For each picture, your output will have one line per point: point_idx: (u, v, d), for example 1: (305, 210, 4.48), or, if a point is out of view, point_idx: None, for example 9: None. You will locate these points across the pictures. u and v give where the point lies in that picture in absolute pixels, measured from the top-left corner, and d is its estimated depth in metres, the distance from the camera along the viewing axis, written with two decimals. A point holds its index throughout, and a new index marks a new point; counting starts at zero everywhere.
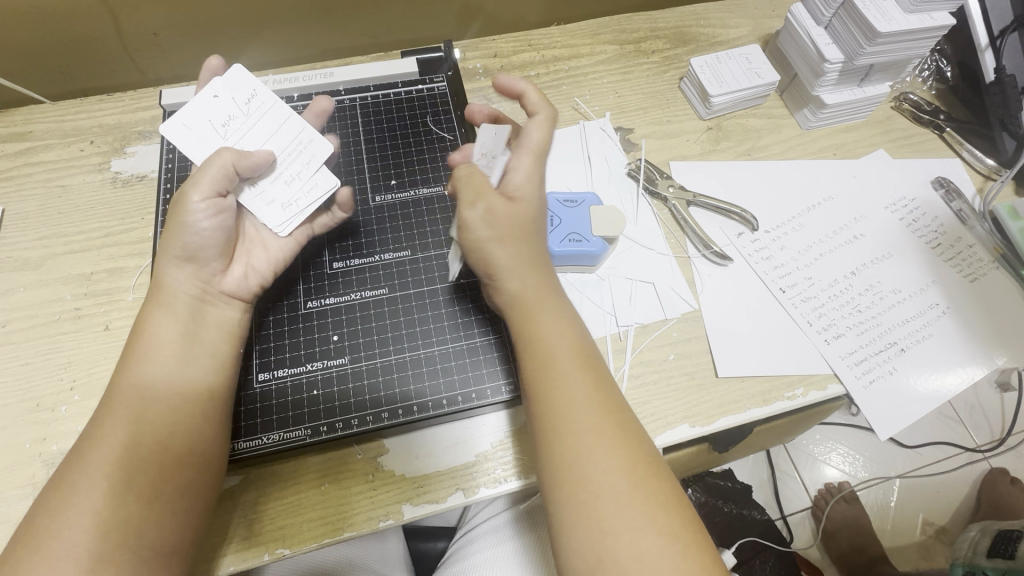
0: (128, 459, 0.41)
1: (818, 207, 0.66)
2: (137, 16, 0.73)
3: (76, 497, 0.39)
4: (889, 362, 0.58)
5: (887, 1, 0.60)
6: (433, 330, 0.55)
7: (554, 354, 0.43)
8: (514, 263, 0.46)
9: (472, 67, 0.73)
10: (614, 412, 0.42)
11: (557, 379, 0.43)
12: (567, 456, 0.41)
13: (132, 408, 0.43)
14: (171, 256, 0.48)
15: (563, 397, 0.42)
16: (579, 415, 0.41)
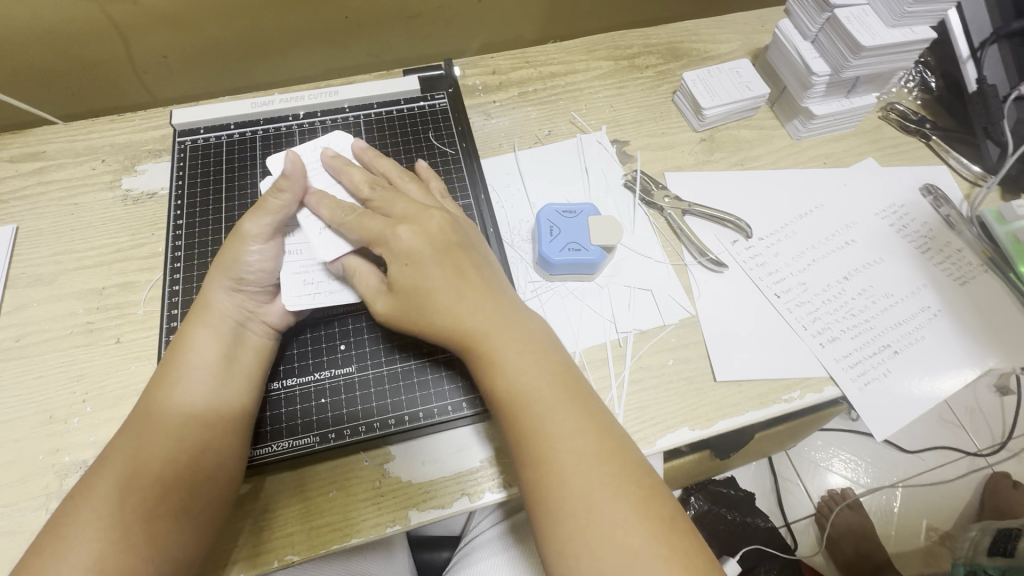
0: (162, 471, 0.43)
1: (811, 214, 0.68)
2: (146, 37, 0.75)
3: (108, 506, 0.41)
4: (883, 364, 0.59)
5: (870, 17, 0.62)
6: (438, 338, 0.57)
7: (518, 382, 0.45)
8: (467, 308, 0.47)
9: (471, 84, 0.76)
10: (593, 422, 0.44)
11: (539, 416, 0.43)
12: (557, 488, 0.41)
13: (169, 423, 0.45)
14: (225, 281, 0.51)
15: (542, 428, 0.43)
16: (556, 432, 0.43)
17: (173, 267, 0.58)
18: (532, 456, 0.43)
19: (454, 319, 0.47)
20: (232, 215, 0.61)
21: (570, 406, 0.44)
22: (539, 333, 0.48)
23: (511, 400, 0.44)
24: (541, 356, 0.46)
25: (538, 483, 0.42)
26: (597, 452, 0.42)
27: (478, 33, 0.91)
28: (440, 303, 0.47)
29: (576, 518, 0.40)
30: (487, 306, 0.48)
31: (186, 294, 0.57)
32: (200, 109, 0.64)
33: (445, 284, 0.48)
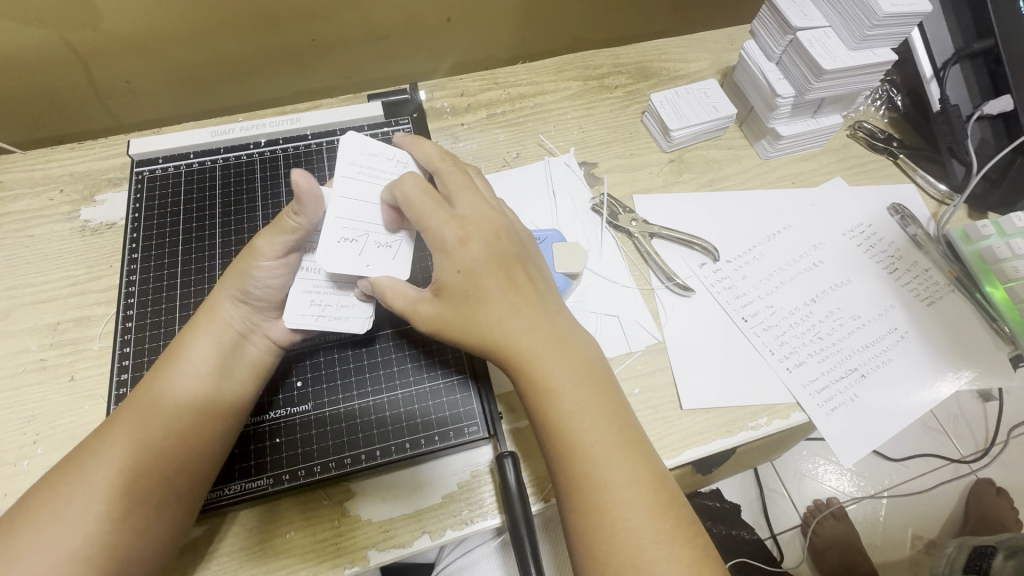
0: (137, 479, 0.43)
1: (778, 235, 0.68)
2: (108, 62, 0.74)
3: (78, 504, 0.41)
4: (850, 388, 0.59)
5: (833, 40, 0.62)
6: (397, 372, 0.55)
7: (572, 418, 0.43)
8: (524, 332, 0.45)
9: (439, 106, 0.75)
10: (642, 467, 0.42)
11: (592, 459, 0.42)
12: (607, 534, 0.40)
13: (157, 429, 0.45)
14: (234, 291, 0.49)
15: (592, 470, 0.42)
16: (608, 475, 0.41)
17: (127, 303, 0.57)
18: (582, 498, 0.41)
19: (508, 344, 0.45)
20: (190, 248, 0.60)
21: (617, 446, 0.43)
22: (591, 362, 0.46)
23: (567, 439, 0.43)
24: (594, 389, 0.45)
25: (584, 527, 0.41)
26: (643, 496, 0.41)
27: (450, 52, 0.91)
28: (499, 326, 0.45)
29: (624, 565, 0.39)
30: (542, 333, 0.46)
31: (139, 331, 0.56)
32: (157, 138, 0.63)
33: (500, 302, 0.46)
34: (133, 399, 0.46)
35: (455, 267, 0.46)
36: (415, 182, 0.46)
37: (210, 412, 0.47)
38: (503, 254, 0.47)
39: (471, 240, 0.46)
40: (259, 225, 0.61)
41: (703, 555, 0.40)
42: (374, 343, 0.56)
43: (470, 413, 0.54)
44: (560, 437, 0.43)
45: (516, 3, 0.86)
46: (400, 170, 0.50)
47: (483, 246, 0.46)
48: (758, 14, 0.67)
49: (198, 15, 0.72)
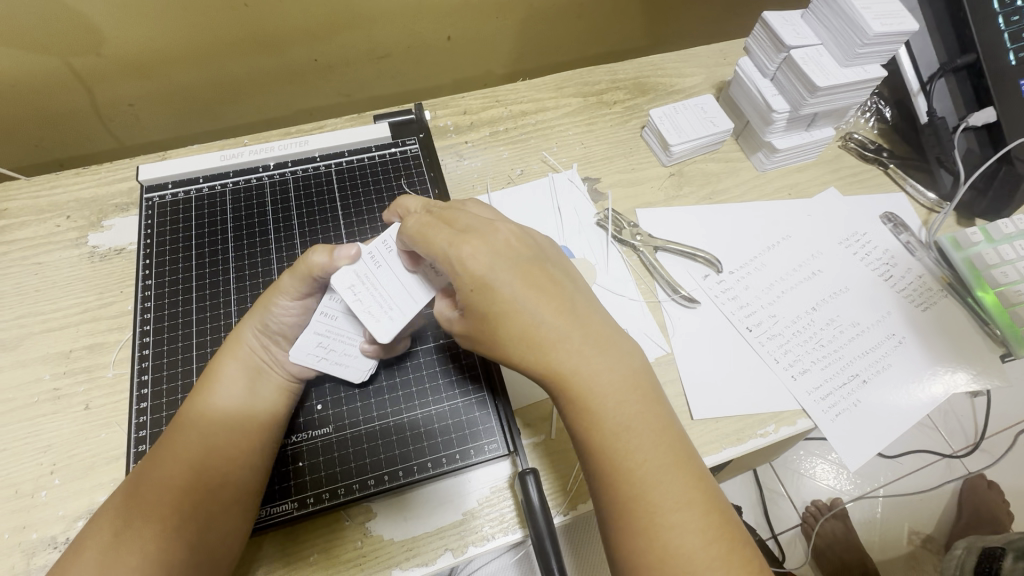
0: (189, 494, 0.44)
1: (777, 246, 0.70)
2: (109, 86, 0.74)
3: (141, 528, 0.42)
4: (853, 394, 0.61)
5: (824, 57, 0.65)
6: (415, 393, 0.56)
7: (620, 434, 0.43)
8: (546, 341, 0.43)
9: (442, 125, 0.76)
10: (689, 481, 0.43)
11: (641, 480, 0.42)
12: (654, 557, 0.40)
13: (201, 447, 0.46)
14: (255, 323, 0.51)
15: (639, 491, 0.42)
16: (657, 492, 0.42)
17: (143, 329, 0.57)
18: (631, 521, 0.41)
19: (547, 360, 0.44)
20: (203, 274, 0.60)
21: (664, 459, 0.43)
22: (630, 374, 0.45)
23: (608, 455, 0.43)
24: (639, 400, 0.44)
25: (632, 547, 0.41)
26: (700, 517, 0.41)
27: (449, 69, 0.92)
28: (531, 337, 0.44)
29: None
30: (580, 344, 0.44)
31: (156, 358, 0.56)
32: (168, 162, 0.63)
33: (530, 312, 0.44)
34: (176, 426, 0.48)
35: (468, 281, 0.44)
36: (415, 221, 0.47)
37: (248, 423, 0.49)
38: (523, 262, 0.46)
39: (472, 257, 0.44)
40: (272, 249, 0.61)
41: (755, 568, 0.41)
42: (388, 365, 0.57)
43: (489, 430, 0.55)
44: (607, 452, 0.43)
45: (514, 21, 0.88)
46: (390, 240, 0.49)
47: (483, 262, 0.44)
48: (751, 33, 0.69)
49: (202, 39, 0.72)
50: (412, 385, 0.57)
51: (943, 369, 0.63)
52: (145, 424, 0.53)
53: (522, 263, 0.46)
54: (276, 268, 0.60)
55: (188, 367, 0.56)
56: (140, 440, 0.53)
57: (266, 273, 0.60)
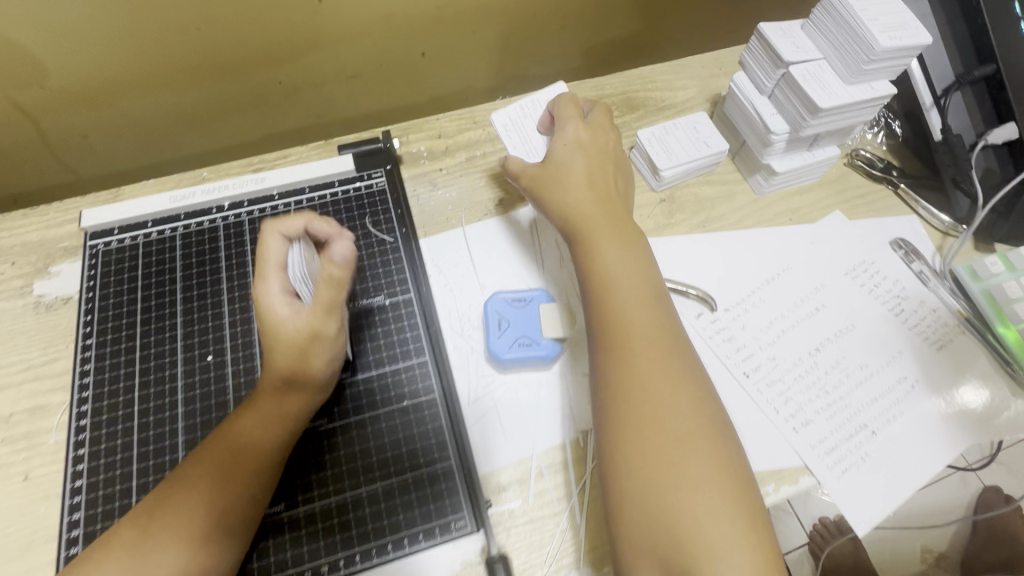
0: (232, 485, 0.45)
1: (777, 279, 0.64)
2: (59, 119, 0.70)
3: (184, 505, 0.44)
4: (861, 448, 0.55)
5: (828, 73, 0.59)
6: (376, 463, 0.52)
7: (666, 377, 0.47)
8: (622, 261, 0.53)
9: (415, 150, 0.71)
10: (710, 440, 0.45)
11: (676, 415, 0.46)
12: (679, 488, 0.43)
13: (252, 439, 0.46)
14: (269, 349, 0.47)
15: (678, 427, 0.45)
16: (676, 433, 0.45)
17: (81, 395, 0.53)
18: (670, 450, 0.44)
19: (612, 281, 0.52)
20: (148, 330, 0.55)
21: (688, 414, 0.46)
22: (670, 332, 0.50)
23: (650, 386, 0.47)
24: (675, 359, 0.49)
25: (660, 476, 0.43)
26: (718, 464, 0.44)
27: (426, 85, 0.86)
28: (602, 267, 0.53)
29: (677, 516, 0.42)
30: (640, 287, 0.52)
31: (94, 428, 0.51)
32: (113, 207, 0.59)
33: (618, 250, 0.53)
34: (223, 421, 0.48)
35: (580, 208, 0.56)
36: (573, 132, 0.61)
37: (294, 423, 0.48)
38: (607, 217, 0.56)
39: (589, 201, 0.57)
40: (224, 301, 0.57)
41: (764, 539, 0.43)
42: (348, 433, 0.53)
43: (456, 504, 0.51)
44: (645, 380, 0.47)
45: (492, 34, 0.82)
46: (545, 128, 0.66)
47: (595, 205, 0.56)
48: (746, 46, 0.63)
49: (154, 66, 0.68)
50: (373, 454, 0.52)
51: (955, 419, 0.57)
52: (80, 504, 0.49)
53: (615, 213, 0.56)
54: (229, 321, 0.56)
55: (128, 438, 0.51)
56: (73, 523, 0.48)
57: (217, 328, 0.55)
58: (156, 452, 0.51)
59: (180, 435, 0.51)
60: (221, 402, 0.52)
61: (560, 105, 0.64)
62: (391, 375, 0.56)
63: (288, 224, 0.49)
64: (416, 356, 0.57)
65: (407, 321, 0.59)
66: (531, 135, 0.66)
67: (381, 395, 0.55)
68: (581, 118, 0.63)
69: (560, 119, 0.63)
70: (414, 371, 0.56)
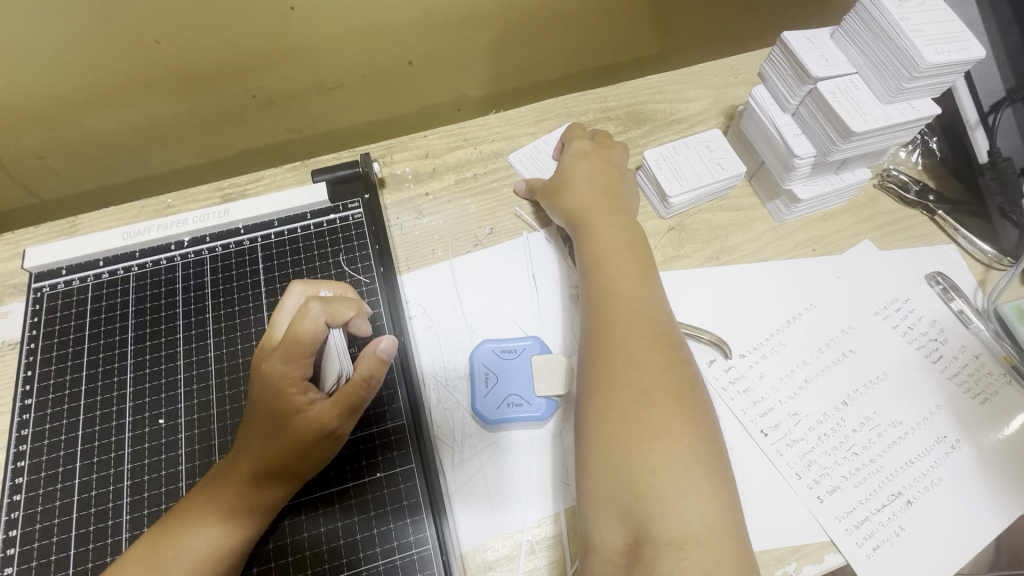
0: (241, 505, 0.42)
1: (799, 320, 0.58)
2: (12, 138, 0.64)
3: (181, 544, 0.40)
4: (894, 519, 0.49)
5: (860, 91, 0.52)
6: (344, 546, 0.46)
7: (651, 348, 0.43)
8: (611, 243, 0.51)
9: (399, 173, 0.65)
10: (684, 403, 0.40)
11: (650, 382, 0.41)
12: (637, 453, 0.38)
13: (253, 474, 0.42)
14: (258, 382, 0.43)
15: (647, 391, 0.40)
16: (646, 394, 0.40)
17: (15, 466, 0.46)
18: (633, 410, 0.40)
19: (605, 259, 0.49)
20: (95, 387, 0.49)
21: (663, 373, 0.41)
22: (653, 307, 0.46)
23: (627, 350, 0.43)
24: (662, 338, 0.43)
25: (615, 438, 0.39)
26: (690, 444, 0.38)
27: (415, 95, 0.80)
28: (595, 247, 0.51)
29: (638, 477, 0.37)
30: (629, 261, 0.49)
31: (28, 506, 0.45)
32: (62, 245, 0.53)
33: (608, 236, 0.51)
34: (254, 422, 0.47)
35: (579, 201, 0.55)
36: (579, 146, 0.60)
37: (300, 461, 0.42)
38: (611, 212, 0.53)
39: (590, 195, 0.55)
40: (180, 352, 0.50)
41: (733, 512, 0.37)
42: (313, 510, 0.47)
43: None
44: (623, 343, 0.43)
45: (485, 40, 0.76)
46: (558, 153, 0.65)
47: (597, 200, 0.54)
48: (767, 56, 0.56)
49: (112, 82, 0.62)
50: (341, 535, 0.46)
51: (1011, 492, 0.50)
52: None
53: (622, 211, 0.54)
54: (184, 375, 0.49)
55: (65, 518, 0.44)
56: None
57: (172, 383, 0.49)
58: (97, 534, 0.43)
59: (125, 513, 0.44)
60: (173, 474, 0.45)
61: (570, 133, 0.63)
62: (364, 440, 0.49)
63: (340, 310, 0.44)
64: (394, 418, 0.50)
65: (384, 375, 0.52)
66: (547, 163, 0.64)
67: (351, 466, 0.48)
68: (589, 139, 0.62)
69: (569, 144, 0.62)
70: (390, 434, 0.50)
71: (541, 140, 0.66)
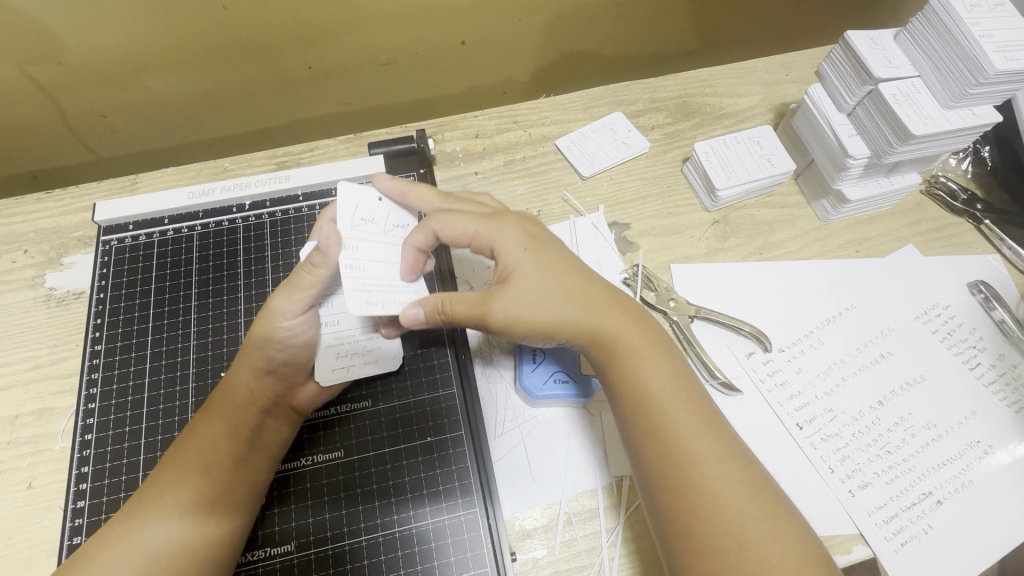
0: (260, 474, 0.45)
1: (839, 318, 0.59)
2: (78, 96, 0.66)
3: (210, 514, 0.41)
4: (923, 518, 0.50)
5: (922, 94, 0.52)
6: (393, 505, 0.48)
7: (689, 431, 0.40)
8: (618, 323, 0.44)
9: (449, 151, 0.66)
10: (757, 490, 0.39)
11: (702, 463, 0.39)
12: (719, 536, 0.37)
13: (218, 422, 0.44)
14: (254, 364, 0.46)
15: (699, 472, 0.39)
16: (722, 496, 0.38)
17: (86, 408, 0.49)
18: (691, 494, 0.38)
19: (611, 347, 0.44)
20: (160, 338, 0.51)
21: (722, 454, 0.39)
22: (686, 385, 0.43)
23: (665, 438, 0.40)
24: (691, 408, 0.41)
25: (687, 524, 0.38)
26: (770, 518, 0.37)
27: (463, 76, 0.80)
28: (589, 335, 0.44)
29: (722, 558, 0.36)
30: (646, 332, 0.44)
31: (98, 447, 0.47)
32: (129, 201, 0.55)
33: (608, 320, 0.44)
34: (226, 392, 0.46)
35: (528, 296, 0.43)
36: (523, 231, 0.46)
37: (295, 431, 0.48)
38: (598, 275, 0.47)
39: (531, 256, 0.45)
40: (241, 310, 0.52)
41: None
42: (365, 470, 0.49)
43: (478, 559, 0.47)
44: (655, 430, 0.41)
45: (539, 24, 0.76)
46: (607, 139, 0.67)
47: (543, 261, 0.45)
48: (827, 54, 0.56)
49: (178, 45, 0.63)
50: (390, 494, 0.48)
51: None
52: (80, 528, 0.44)
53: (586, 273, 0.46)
54: (245, 332, 0.51)
55: (134, 459, 0.47)
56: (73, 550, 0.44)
57: (233, 339, 0.51)
58: None
59: None
60: None
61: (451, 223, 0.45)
62: (414, 406, 0.52)
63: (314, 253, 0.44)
64: (443, 391, 0.53)
65: (434, 349, 0.55)
66: (594, 153, 0.66)
67: (401, 431, 0.51)
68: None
69: (492, 237, 0.46)
70: (442, 406, 0.52)
71: (596, 126, 0.68)
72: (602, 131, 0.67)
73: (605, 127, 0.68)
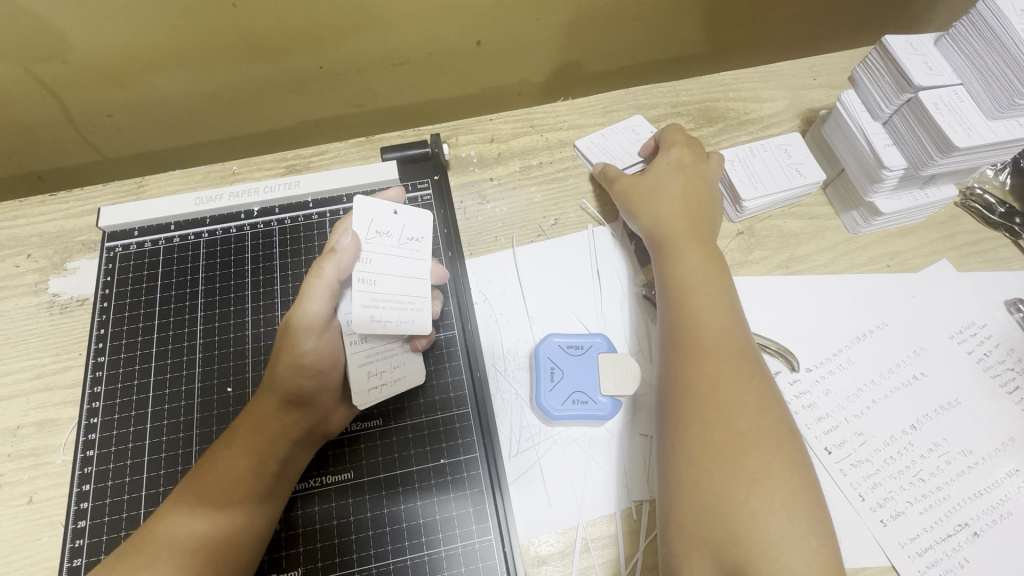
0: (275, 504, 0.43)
1: (870, 337, 0.56)
2: (84, 94, 0.65)
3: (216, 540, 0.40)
4: (959, 551, 0.47)
5: (964, 103, 0.49)
6: (404, 531, 0.46)
7: (737, 389, 0.42)
8: (699, 265, 0.50)
9: (464, 155, 0.63)
10: (790, 453, 0.40)
11: (741, 416, 0.41)
12: (738, 496, 0.38)
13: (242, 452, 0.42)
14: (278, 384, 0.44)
15: (744, 429, 0.40)
16: (755, 440, 0.40)
17: (89, 422, 0.47)
18: (733, 446, 0.40)
19: (691, 287, 0.48)
20: (165, 349, 0.50)
21: (759, 411, 0.41)
22: (742, 343, 0.45)
23: (716, 387, 0.42)
24: (744, 375, 0.43)
25: (718, 479, 0.39)
26: (793, 491, 0.38)
27: (478, 77, 0.78)
28: (679, 270, 0.49)
29: (738, 522, 0.37)
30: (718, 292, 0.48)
31: (100, 463, 0.46)
32: (135, 206, 0.54)
33: (693, 259, 0.50)
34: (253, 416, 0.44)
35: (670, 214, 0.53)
36: (677, 154, 0.57)
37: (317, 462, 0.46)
38: (696, 237, 0.52)
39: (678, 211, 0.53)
40: (248, 322, 0.51)
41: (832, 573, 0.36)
42: (376, 492, 0.47)
43: None
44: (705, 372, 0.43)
45: (557, 23, 0.73)
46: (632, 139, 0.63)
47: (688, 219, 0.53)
48: (863, 59, 0.54)
49: (186, 44, 0.62)
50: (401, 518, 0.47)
51: None
52: (81, 549, 0.43)
53: (695, 224, 0.53)
54: (253, 345, 0.50)
55: (137, 478, 0.45)
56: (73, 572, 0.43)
57: (240, 352, 0.49)
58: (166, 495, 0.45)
59: None
60: None
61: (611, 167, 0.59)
62: (427, 425, 0.50)
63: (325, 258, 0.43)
64: (457, 409, 0.51)
65: (447, 365, 0.53)
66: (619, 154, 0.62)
67: (412, 451, 0.49)
68: (686, 144, 0.58)
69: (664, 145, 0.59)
70: (455, 424, 0.50)
71: (620, 127, 0.64)
72: (626, 132, 0.64)
73: (630, 128, 0.64)
